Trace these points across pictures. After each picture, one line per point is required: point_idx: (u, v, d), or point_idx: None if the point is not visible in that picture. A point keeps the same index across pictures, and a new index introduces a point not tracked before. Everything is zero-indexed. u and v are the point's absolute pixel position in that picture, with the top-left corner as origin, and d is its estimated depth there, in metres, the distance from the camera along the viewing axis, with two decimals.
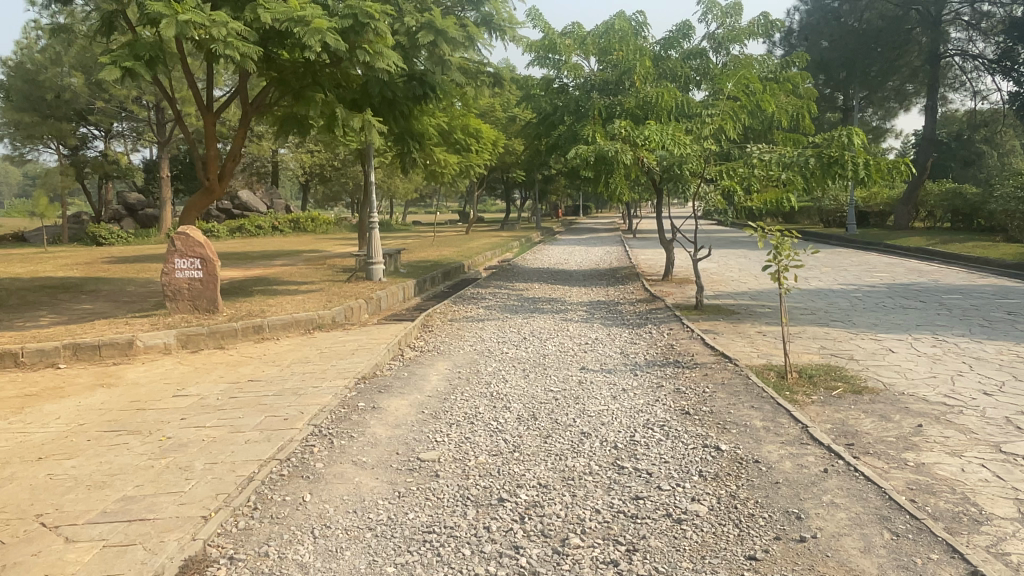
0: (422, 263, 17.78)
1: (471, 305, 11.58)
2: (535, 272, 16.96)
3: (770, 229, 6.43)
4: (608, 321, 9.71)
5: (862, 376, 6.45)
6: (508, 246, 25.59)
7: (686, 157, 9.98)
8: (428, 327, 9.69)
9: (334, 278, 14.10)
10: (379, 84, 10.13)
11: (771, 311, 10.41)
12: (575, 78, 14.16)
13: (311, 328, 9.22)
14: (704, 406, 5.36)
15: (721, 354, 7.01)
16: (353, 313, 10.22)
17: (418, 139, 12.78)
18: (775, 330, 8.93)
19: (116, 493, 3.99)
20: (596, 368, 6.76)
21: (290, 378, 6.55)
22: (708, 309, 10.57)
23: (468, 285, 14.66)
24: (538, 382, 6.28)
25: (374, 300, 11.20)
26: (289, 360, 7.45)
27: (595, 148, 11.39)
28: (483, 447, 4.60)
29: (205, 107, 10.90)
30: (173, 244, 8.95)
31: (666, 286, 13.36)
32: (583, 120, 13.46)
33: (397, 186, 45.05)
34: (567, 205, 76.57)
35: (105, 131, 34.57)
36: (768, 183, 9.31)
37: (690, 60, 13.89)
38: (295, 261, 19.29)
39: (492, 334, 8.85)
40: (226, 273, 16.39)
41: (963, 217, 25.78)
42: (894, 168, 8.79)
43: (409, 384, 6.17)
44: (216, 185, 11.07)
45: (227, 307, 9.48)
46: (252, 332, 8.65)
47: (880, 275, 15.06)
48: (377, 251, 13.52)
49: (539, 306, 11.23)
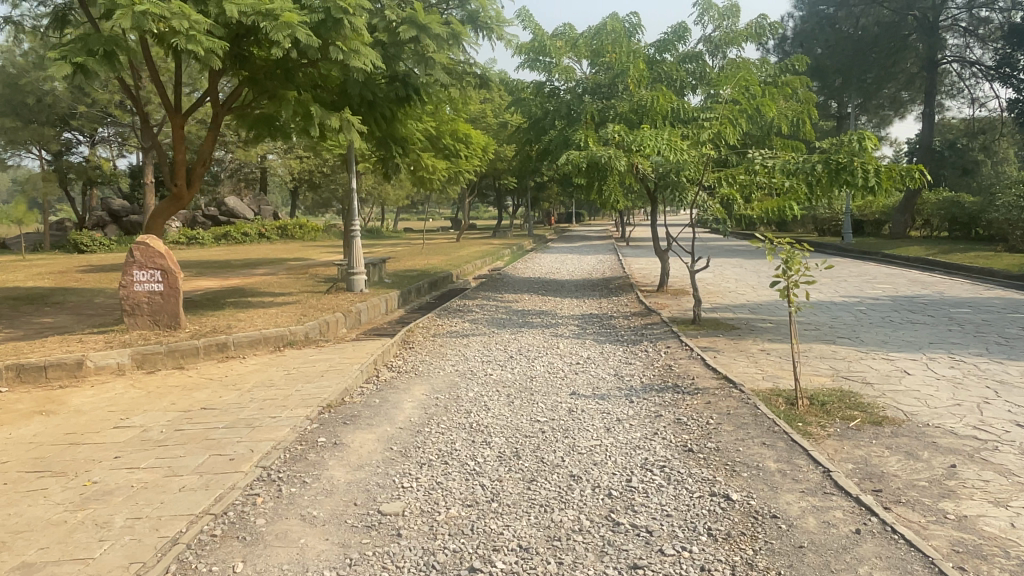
0: (408, 272, 17.14)
1: (456, 318, 10.94)
2: (526, 283, 16.37)
3: (780, 242, 5.74)
4: (601, 337, 9.09)
5: (879, 404, 5.85)
6: (498, 254, 25.01)
7: (684, 163, 9.37)
8: (409, 343, 9.02)
9: (313, 289, 13.44)
10: (357, 85, 9.52)
11: (773, 326, 9.82)
12: (566, 81, 13.59)
13: (281, 345, 8.58)
14: (708, 442, 4.74)
15: (724, 377, 6.40)
16: (329, 329, 9.58)
17: (402, 143, 12.18)
18: (780, 348, 8.32)
19: (13, 558, 3.32)
20: (587, 394, 6.13)
21: (248, 405, 5.90)
22: (707, 324, 9.98)
23: (455, 296, 14.04)
24: (524, 410, 5.64)
25: (353, 313, 10.56)
26: (252, 384, 6.80)
27: (587, 154, 10.81)
28: (456, 495, 3.97)
29: (172, 109, 10.25)
30: (131, 255, 8.22)
31: (661, 298, 12.77)
32: (575, 124, 12.89)
33: (387, 193, 44.45)
34: (559, 214, 76.26)
35: (89, 136, 33.82)
36: (773, 188, 8.83)
37: (685, 64, 13.36)
38: (276, 270, 18.66)
39: (476, 352, 8.22)
40: (202, 284, 15.70)
41: (961, 226, 25.38)
42: (907, 174, 7.90)
43: (380, 414, 5.53)
44: (185, 192, 10.39)
45: (191, 322, 8.84)
46: (216, 351, 7.99)
47: (881, 286, 14.54)
48: (359, 260, 12.87)
49: (528, 320, 10.60)
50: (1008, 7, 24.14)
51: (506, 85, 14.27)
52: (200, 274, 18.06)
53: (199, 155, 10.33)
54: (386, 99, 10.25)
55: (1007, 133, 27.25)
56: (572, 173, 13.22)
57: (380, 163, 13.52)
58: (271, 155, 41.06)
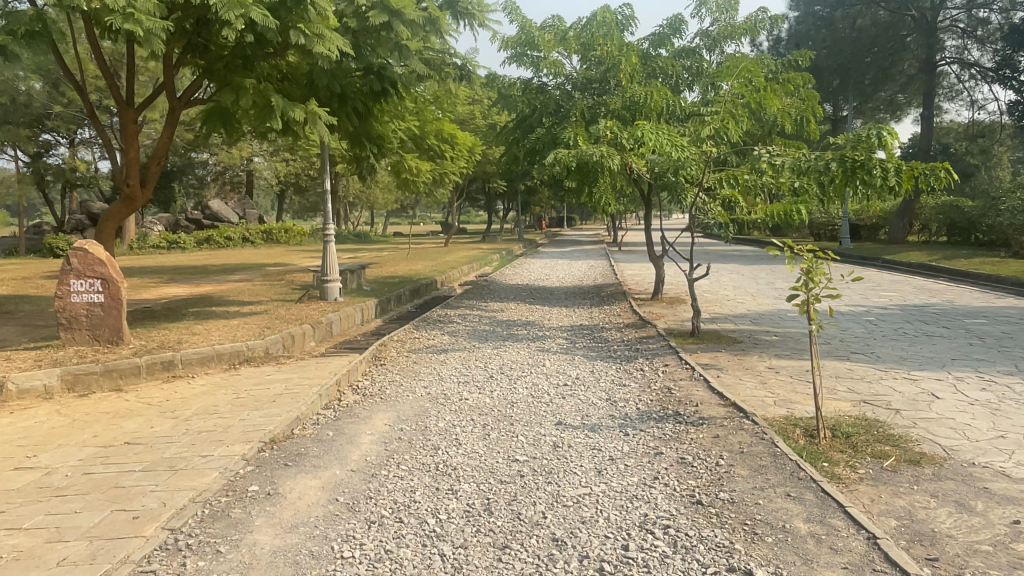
0: (389, 278, 16.26)
1: (435, 330, 10.11)
2: (513, 290, 15.57)
3: (800, 250, 4.92)
4: (591, 352, 8.29)
5: (912, 438, 5.05)
6: (486, 259, 24.15)
7: (684, 161, 8.54)
8: (379, 360, 8.15)
9: (285, 297, 12.57)
10: (325, 75, 8.70)
11: (778, 340, 9.02)
12: (555, 76, 12.78)
13: (237, 363, 7.72)
14: (719, 492, 3.94)
15: (731, 404, 5.57)
16: (293, 343, 8.71)
17: (377, 142, 11.34)
18: (790, 366, 7.51)
19: None
20: (575, 424, 5.31)
21: (179, 440, 5.02)
22: (707, 337, 9.19)
23: (438, 305, 13.25)
24: (501, 447, 4.83)
25: (322, 325, 9.72)
26: (194, 410, 5.93)
27: (577, 153, 10.05)
28: (408, 571, 3.13)
29: (123, 102, 9.44)
30: (67, 263, 7.35)
31: (656, 307, 12.00)
32: (565, 122, 12.09)
33: (375, 197, 43.61)
34: (551, 217, 75.64)
35: (70, 137, 32.85)
36: (780, 188, 8.03)
37: (682, 59, 12.65)
38: (253, 276, 17.78)
39: (452, 371, 7.38)
40: (170, 291, 14.77)
41: (962, 231, 24.75)
42: (930, 172, 7.04)
43: (329, 452, 4.67)
44: (138, 193, 9.48)
45: (137, 336, 7.97)
46: (161, 369, 7.12)
47: (888, 294, 13.81)
48: (333, 267, 12.01)
49: (513, 332, 9.76)
50: (1009, 6, 23.54)
51: (493, 82, 13.46)
52: (171, 280, 17.14)
53: (153, 153, 9.46)
54: (358, 92, 9.44)
55: (1007, 138, 26.67)
56: (561, 175, 12.41)
57: (356, 163, 12.69)
58: (256, 157, 40.08)
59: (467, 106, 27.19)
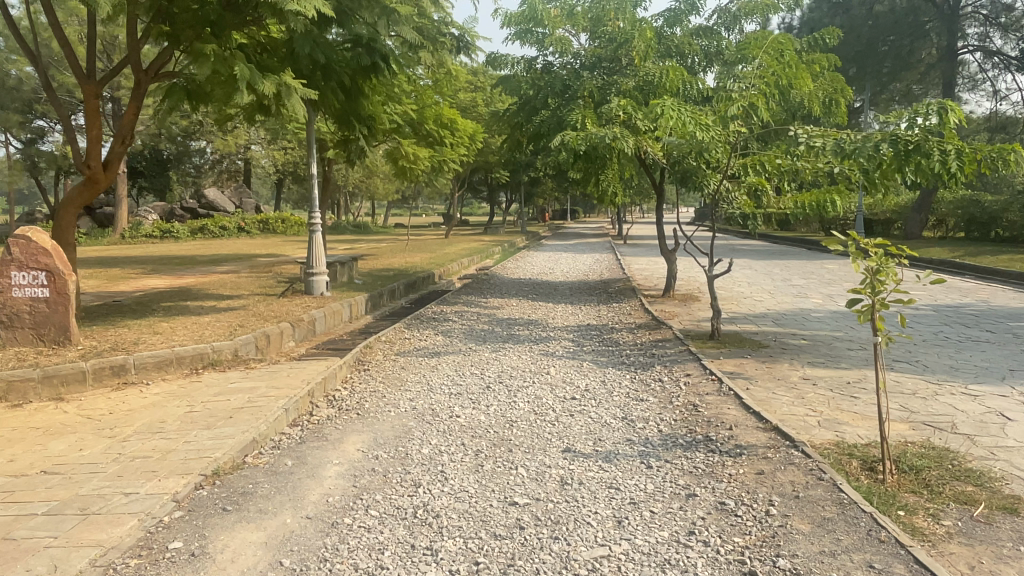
0: (383, 271, 15.36)
1: (427, 329, 9.20)
2: (515, 285, 14.67)
3: (867, 245, 3.98)
4: (601, 357, 7.38)
5: (998, 476, 4.13)
6: (487, 251, 23.19)
7: (709, 143, 7.56)
8: (362, 364, 7.24)
9: (269, 291, 11.65)
10: (306, 44, 7.77)
11: (809, 344, 8.09)
12: (562, 55, 11.80)
13: (200, 367, 6.81)
14: (777, 557, 3.03)
15: (771, 426, 4.65)
16: (269, 344, 7.81)
17: (367, 122, 10.51)
18: (828, 377, 6.59)
19: None
20: (587, 452, 4.40)
21: (106, 470, 4.11)
22: (728, 340, 8.28)
23: (433, 301, 12.35)
24: (495, 484, 3.92)
25: (303, 323, 8.80)
26: (136, 429, 5.02)
27: (585, 136, 9.16)
28: None
29: (84, 74, 8.51)
30: (7, 253, 6.42)
31: (668, 306, 11.09)
32: (572, 103, 11.11)
33: (376, 186, 42.68)
34: (554, 210, 74.66)
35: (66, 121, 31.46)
36: (817, 173, 7.12)
37: (698, 38, 11.68)
38: (240, 268, 16.86)
39: (444, 379, 6.48)
40: (148, 283, 13.83)
41: (980, 227, 23.76)
42: (996, 155, 6.30)
43: (283, 493, 3.76)
44: (100, 175, 8.54)
45: (90, 336, 7.06)
46: (111, 374, 6.20)
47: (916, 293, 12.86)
48: (320, 258, 11.08)
49: (514, 333, 8.82)
50: None
51: (494, 62, 12.48)
52: (153, 271, 16.21)
53: (116, 131, 8.51)
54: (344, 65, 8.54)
55: None
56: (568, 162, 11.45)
57: (346, 145, 11.77)
58: (254, 145, 39.11)
59: (469, 92, 26.12)
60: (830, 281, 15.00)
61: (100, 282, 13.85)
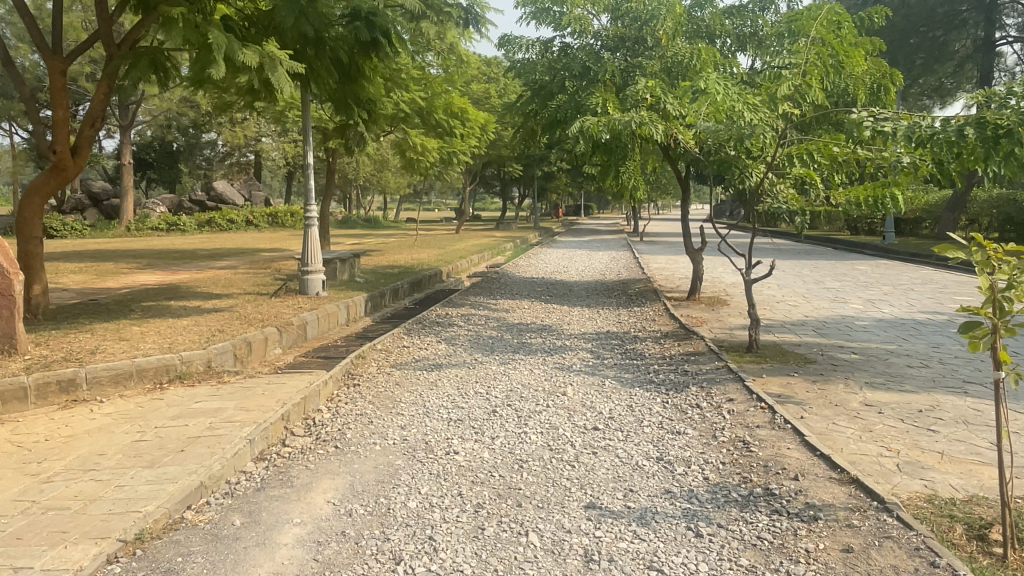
0: (389, 269, 14.49)
1: (429, 335, 8.30)
2: (528, 284, 13.76)
3: (993, 252, 3.02)
4: (626, 373, 6.46)
5: None
6: (499, 248, 22.26)
7: (754, 128, 6.57)
8: (353, 378, 6.33)
9: (262, 289, 10.78)
10: (293, 12, 6.84)
11: (862, 360, 7.12)
12: (581, 36, 10.81)
13: (166, 379, 5.92)
14: None
15: (850, 478, 3.70)
16: (250, 353, 6.91)
17: (367, 105, 9.62)
18: (892, 403, 5.63)
19: None
20: (617, 512, 3.46)
21: (5, 529, 3.23)
22: (767, 353, 7.33)
23: (439, 301, 11.48)
24: (499, 560, 2.99)
25: (292, 328, 7.93)
26: (67, 464, 4.14)
27: (607, 121, 8.27)
28: None
29: (49, 51, 7.69)
30: None
31: (694, 311, 10.14)
32: (591, 87, 10.13)
33: (388, 180, 41.89)
34: (568, 206, 73.47)
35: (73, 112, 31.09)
36: (881, 162, 6.14)
37: (731, 17, 10.60)
38: (239, 263, 16.01)
39: (444, 399, 5.57)
40: (138, 279, 12.97)
41: (1017, 227, 22.49)
42: None
43: (217, 572, 2.86)
44: (69, 161, 7.68)
45: (43, 344, 6.21)
46: (58, 391, 5.34)
47: (964, 299, 11.80)
48: (315, 256, 10.20)
49: (525, 342, 7.90)
50: None
51: (507, 44, 11.55)
52: (147, 266, 15.37)
53: (86, 112, 7.63)
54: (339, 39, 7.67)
55: None
56: (585, 153, 10.48)
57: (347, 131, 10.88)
58: (264, 138, 38.38)
59: (482, 83, 25.23)
60: (868, 284, 13.94)
61: (87, 277, 13.05)
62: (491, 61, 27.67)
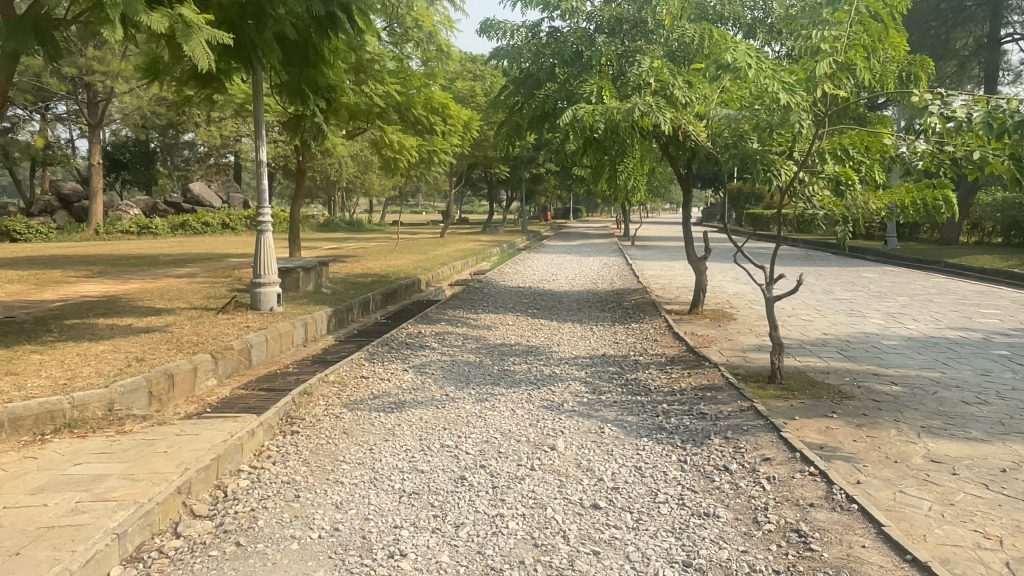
0: (361, 277, 13.25)
1: (394, 361, 7.07)
2: (512, 295, 12.59)
3: None
4: (629, 414, 5.25)
5: None
6: (485, 254, 21.03)
7: (787, 114, 5.43)
8: (291, 423, 5.10)
9: (212, 303, 9.51)
10: None
11: (906, 394, 5.97)
12: (574, 18, 9.62)
13: (49, 431, 4.64)
14: None
15: None
16: (170, 389, 5.66)
17: (327, 93, 8.39)
18: (966, 458, 4.46)
19: None
20: None
21: None
22: (794, 383, 6.16)
23: (413, 316, 10.27)
24: None
25: (232, 353, 6.69)
26: None
27: (603, 110, 7.11)
28: None
29: None
30: None
31: (699, 328, 8.96)
32: (584, 74, 8.98)
33: (370, 182, 40.51)
34: (557, 210, 72.30)
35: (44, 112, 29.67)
36: (945, 155, 5.00)
37: None
38: (201, 270, 14.72)
39: (399, 456, 4.34)
40: (81, 290, 11.64)
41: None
42: None
43: None
44: None
45: None
46: None
47: (991, 312, 10.71)
48: (269, 266, 8.95)
49: (508, 370, 6.67)
50: None
51: (490, 28, 10.35)
52: (99, 275, 14.03)
53: None
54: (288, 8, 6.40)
55: None
56: (577, 150, 9.32)
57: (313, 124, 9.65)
58: (243, 138, 37.03)
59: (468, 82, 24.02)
60: (882, 295, 12.83)
61: (24, 288, 11.72)
62: (477, 57, 26.45)
